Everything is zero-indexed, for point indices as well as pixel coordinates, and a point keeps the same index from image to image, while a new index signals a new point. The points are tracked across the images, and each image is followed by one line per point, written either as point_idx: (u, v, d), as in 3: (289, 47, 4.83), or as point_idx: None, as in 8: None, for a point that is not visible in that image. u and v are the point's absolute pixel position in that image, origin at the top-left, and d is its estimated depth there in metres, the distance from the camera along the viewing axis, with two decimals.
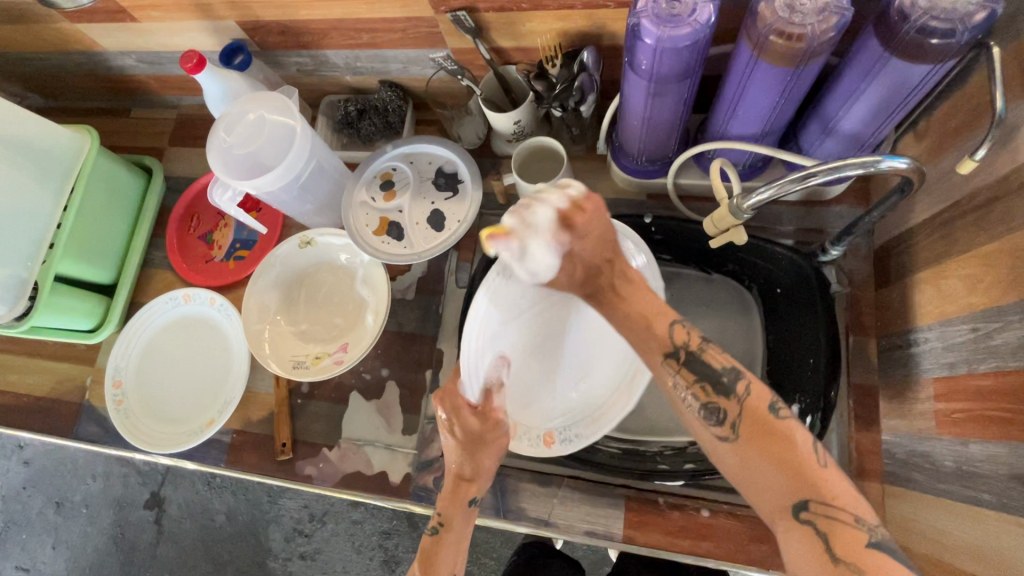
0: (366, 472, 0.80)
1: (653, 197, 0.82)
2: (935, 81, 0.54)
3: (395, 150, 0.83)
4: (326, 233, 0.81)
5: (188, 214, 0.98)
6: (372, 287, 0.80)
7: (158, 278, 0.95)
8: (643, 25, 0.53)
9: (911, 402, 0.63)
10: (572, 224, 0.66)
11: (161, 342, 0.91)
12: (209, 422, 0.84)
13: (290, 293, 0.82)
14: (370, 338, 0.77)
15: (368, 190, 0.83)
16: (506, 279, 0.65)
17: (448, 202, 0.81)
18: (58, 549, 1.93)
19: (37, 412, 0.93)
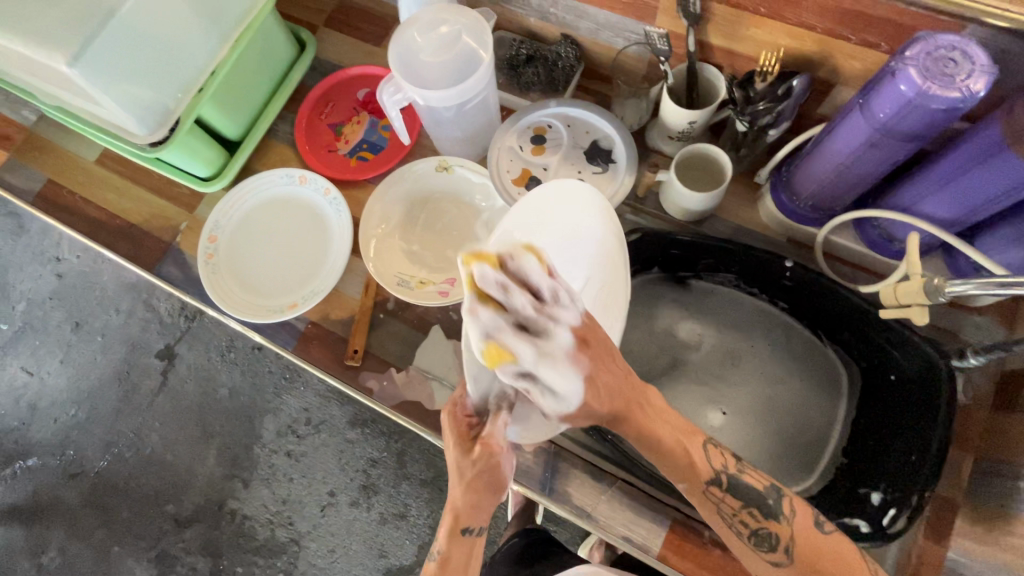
0: (426, 406, 0.80)
1: (793, 242, 0.80)
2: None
3: (559, 108, 0.82)
4: (466, 166, 0.80)
5: (325, 99, 0.97)
6: (493, 232, 0.80)
7: (277, 151, 0.95)
8: (905, 72, 0.51)
9: (998, 533, 0.61)
10: None
11: (263, 213, 0.91)
12: (290, 305, 0.85)
13: (413, 211, 0.82)
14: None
15: (519, 139, 0.81)
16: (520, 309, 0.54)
17: (594, 176, 0.79)
18: (64, 365, 1.98)
19: (125, 237, 0.94)
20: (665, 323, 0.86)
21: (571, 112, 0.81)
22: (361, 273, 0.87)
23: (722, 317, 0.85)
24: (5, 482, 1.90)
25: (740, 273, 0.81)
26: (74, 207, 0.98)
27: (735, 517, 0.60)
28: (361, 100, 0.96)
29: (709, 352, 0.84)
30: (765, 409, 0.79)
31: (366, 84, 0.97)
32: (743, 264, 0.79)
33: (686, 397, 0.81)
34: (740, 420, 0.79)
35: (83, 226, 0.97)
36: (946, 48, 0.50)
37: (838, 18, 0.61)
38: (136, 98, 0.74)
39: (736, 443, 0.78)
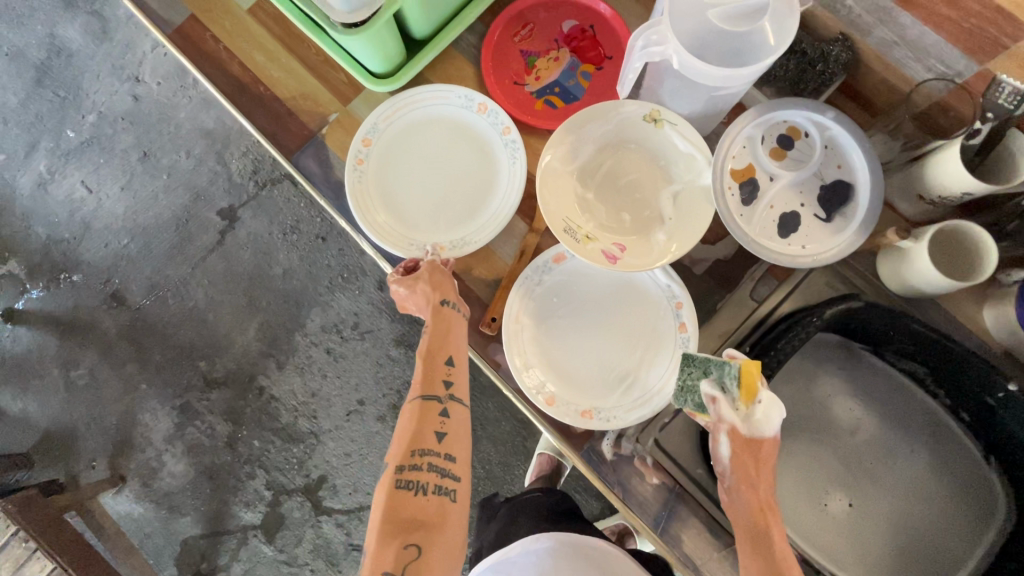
0: (562, 366, 0.74)
1: (1010, 357, 0.70)
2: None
3: (824, 123, 0.68)
4: (680, 124, 0.68)
5: (526, 19, 0.83)
6: (681, 207, 0.69)
7: (457, 65, 0.82)
8: None
9: None
10: (640, 307, 0.74)
11: (427, 129, 0.80)
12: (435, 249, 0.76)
13: (600, 155, 0.72)
14: (656, 256, 0.67)
15: (764, 131, 0.69)
16: (597, 312, 0.75)
17: (814, 217, 0.68)
18: (123, 192, 1.92)
19: (268, 111, 0.84)
20: (822, 389, 0.78)
21: (834, 135, 0.68)
22: (516, 235, 0.78)
23: (890, 405, 0.77)
24: (48, 289, 1.90)
25: (933, 370, 0.72)
26: (215, 56, 0.87)
27: None
28: (566, 33, 0.82)
29: (856, 440, 0.77)
30: (900, 520, 0.74)
31: (576, 15, 0.82)
32: (947, 365, 0.69)
33: (822, 471, 0.76)
34: (863, 517, 0.75)
35: (221, 82, 0.86)
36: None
37: None
38: None
39: (863, 544, 0.74)
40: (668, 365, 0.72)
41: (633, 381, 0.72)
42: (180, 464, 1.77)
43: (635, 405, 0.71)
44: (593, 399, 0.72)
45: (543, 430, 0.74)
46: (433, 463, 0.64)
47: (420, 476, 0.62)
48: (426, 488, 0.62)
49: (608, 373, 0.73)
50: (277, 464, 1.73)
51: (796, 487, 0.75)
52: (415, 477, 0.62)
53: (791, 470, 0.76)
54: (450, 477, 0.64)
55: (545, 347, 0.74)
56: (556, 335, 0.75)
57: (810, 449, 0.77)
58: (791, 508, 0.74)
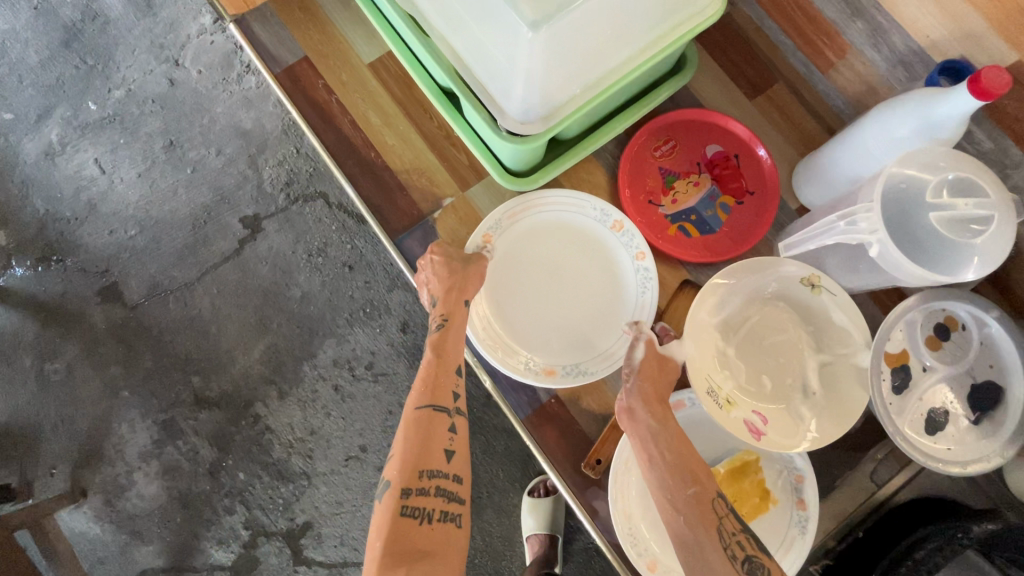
0: None
1: None
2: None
3: (990, 321, 0.65)
4: (841, 298, 0.64)
5: (669, 134, 0.78)
6: (827, 383, 0.64)
7: (590, 171, 0.77)
8: None
9: None
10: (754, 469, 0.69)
11: (552, 234, 0.74)
12: (547, 370, 0.70)
13: (747, 309, 0.67)
14: (801, 437, 0.62)
15: (923, 317, 0.65)
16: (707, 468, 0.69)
17: (964, 418, 0.64)
18: (94, 143, 1.37)
19: (376, 181, 0.77)
20: None
21: (1000, 336, 0.64)
22: None
23: None
24: (35, 270, 1.35)
25: None
26: (324, 108, 0.79)
27: (734, 537, 0.56)
28: (709, 157, 0.77)
29: None
30: None
31: (723, 140, 0.77)
32: None
33: None
34: None
35: (328, 138, 0.78)
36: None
37: None
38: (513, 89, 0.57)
39: None
40: (782, 544, 0.66)
41: None
42: (151, 488, 1.29)
43: None
44: None
45: None
46: (440, 486, 0.61)
47: (426, 503, 0.59)
48: (431, 515, 0.59)
49: None
50: (258, 501, 1.28)
51: None
52: (421, 503, 0.59)
53: None
54: (456, 501, 0.61)
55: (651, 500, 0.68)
56: None
57: None
58: None
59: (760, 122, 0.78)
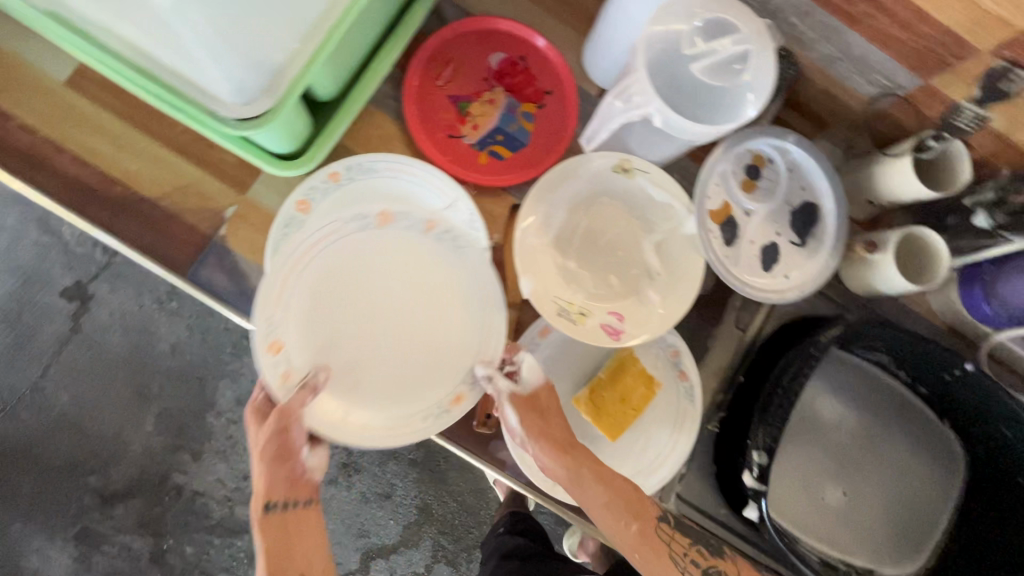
0: None
1: (954, 333, 0.77)
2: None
3: (789, 147, 0.68)
4: (652, 175, 0.63)
5: (446, 58, 0.70)
6: (666, 259, 0.65)
7: (378, 125, 0.69)
8: None
9: None
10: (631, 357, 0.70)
11: (360, 229, 0.65)
12: (455, 400, 0.65)
13: (574, 215, 0.64)
14: (657, 321, 0.62)
15: (734, 164, 0.66)
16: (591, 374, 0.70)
17: (792, 245, 0.68)
18: None
19: (136, 218, 0.64)
20: (808, 394, 0.83)
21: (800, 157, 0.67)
22: None
23: (864, 395, 0.84)
24: None
25: (898, 357, 0.77)
26: (34, 153, 0.63)
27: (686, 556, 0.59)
28: (496, 69, 0.71)
29: (841, 433, 0.83)
30: (889, 497, 0.81)
31: (504, 46, 0.71)
32: (915, 354, 0.73)
33: (816, 468, 0.82)
34: (862, 501, 0.81)
35: (57, 187, 0.64)
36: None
37: None
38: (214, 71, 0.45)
39: (865, 524, 0.80)
40: (677, 417, 0.69)
41: (648, 441, 0.69)
42: None
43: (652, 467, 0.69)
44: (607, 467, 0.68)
45: (565, 515, 0.69)
46: None
47: None
48: None
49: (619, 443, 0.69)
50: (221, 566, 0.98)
51: (797, 488, 0.81)
52: None
53: (793, 475, 0.81)
54: None
55: None
56: None
57: (804, 451, 0.81)
58: (793, 508, 0.80)
59: (535, 13, 0.72)
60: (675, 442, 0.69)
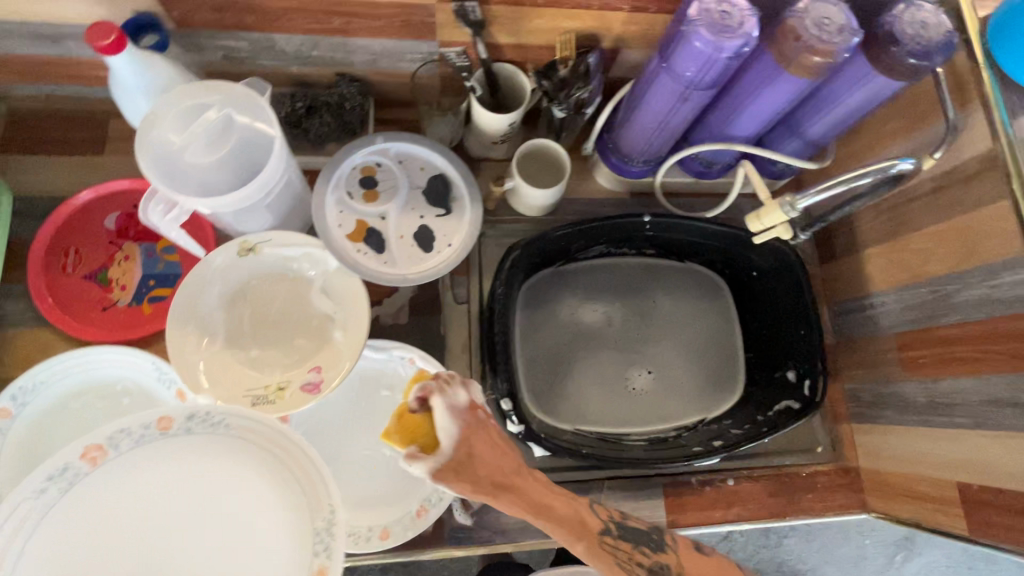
0: (369, 493, 0.70)
1: (637, 195, 0.85)
2: (864, 116, 0.72)
3: (385, 144, 0.72)
4: (275, 238, 0.66)
5: (61, 247, 0.71)
6: (335, 297, 0.68)
7: (26, 340, 0.68)
8: (697, 33, 0.55)
9: (868, 354, 0.78)
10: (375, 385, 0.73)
11: (56, 440, 0.66)
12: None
13: (234, 311, 0.66)
14: (347, 354, 0.64)
15: (346, 187, 0.71)
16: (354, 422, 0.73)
17: (440, 217, 0.73)
18: None
19: None
20: (567, 310, 0.85)
21: (399, 147, 0.73)
22: None
23: (614, 281, 0.87)
24: None
25: (609, 240, 0.83)
26: None
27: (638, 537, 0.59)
28: (114, 229, 0.73)
29: (614, 324, 0.86)
30: (684, 350, 0.86)
31: (110, 206, 0.73)
32: (609, 233, 0.80)
33: (612, 365, 0.84)
34: (670, 372, 0.85)
35: None
36: (833, 8, 0.57)
37: None
38: None
39: (679, 385, 0.84)
40: None
41: None
42: None
43: None
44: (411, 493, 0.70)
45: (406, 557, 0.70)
46: None
47: None
48: None
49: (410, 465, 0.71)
50: None
51: (606, 393, 0.82)
52: None
53: (594, 385, 0.83)
54: None
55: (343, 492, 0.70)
56: (342, 474, 0.71)
57: (591, 359, 0.84)
58: (611, 413, 0.81)
59: (125, 164, 0.75)
60: None
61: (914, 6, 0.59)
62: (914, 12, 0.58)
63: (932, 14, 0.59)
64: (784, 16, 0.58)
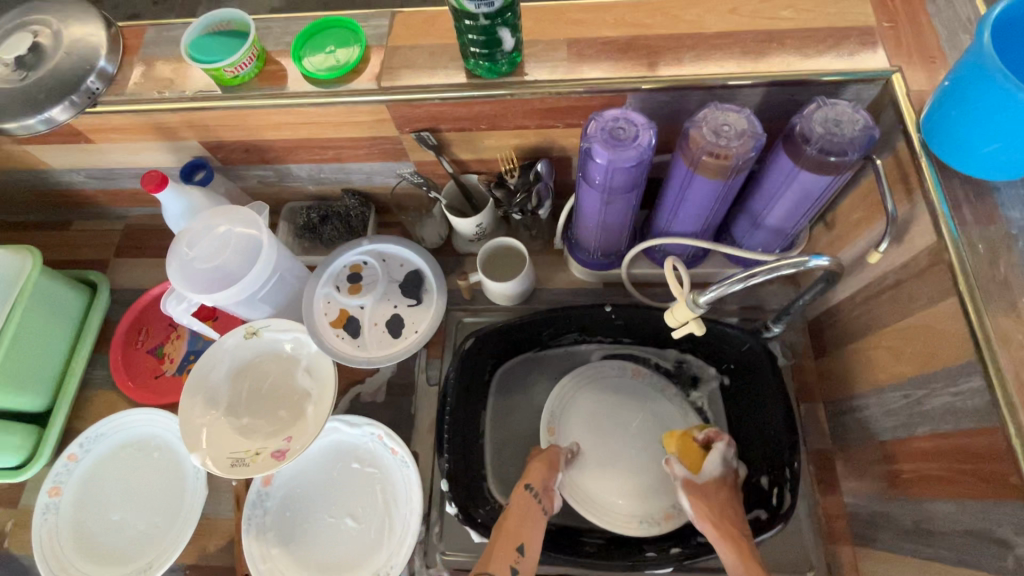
0: (326, 561, 0.76)
1: (611, 285, 0.87)
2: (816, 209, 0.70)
3: (370, 245, 0.85)
4: (273, 325, 0.81)
5: (135, 327, 0.92)
6: (316, 377, 0.80)
7: (99, 399, 0.88)
8: (594, 148, 0.61)
9: (861, 464, 0.69)
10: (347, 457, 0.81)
11: (101, 483, 0.82)
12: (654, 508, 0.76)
13: (235, 384, 0.80)
14: (314, 427, 0.75)
15: (334, 281, 0.84)
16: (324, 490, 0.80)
17: (410, 307, 0.83)
18: None
19: None
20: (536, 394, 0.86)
21: (380, 247, 0.85)
22: (228, 489, 0.82)
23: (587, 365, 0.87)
24: None
25: (579, 328, 0.84)
26: None
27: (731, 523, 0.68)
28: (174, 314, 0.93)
29: None
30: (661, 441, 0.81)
31: None
32: (574, 320, 0.82)
33: None
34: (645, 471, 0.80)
35: None
36: (734, 114, 0.60)
37: (540, 116, 0.71)
38: None
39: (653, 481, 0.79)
40: (404, 487, 0.78)
41: (392, 523, 0.77)
42: None
43: (400, 544, 0.75)
44: (364, 564, 0.75)
45: None
46: None
47: None
48: None
49: (367, 538, 0.77)
50: None
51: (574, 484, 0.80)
52: None
53: None
54: None
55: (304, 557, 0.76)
56: (306, 540, 0.77)
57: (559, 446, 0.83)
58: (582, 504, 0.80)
59: None
60: (409, 510, 0.77)
61: (826, 105, 0.59)
62: (826, 110, 0.59)
63: (847, 111, 0.58)
64: (687, 126, 0.61)
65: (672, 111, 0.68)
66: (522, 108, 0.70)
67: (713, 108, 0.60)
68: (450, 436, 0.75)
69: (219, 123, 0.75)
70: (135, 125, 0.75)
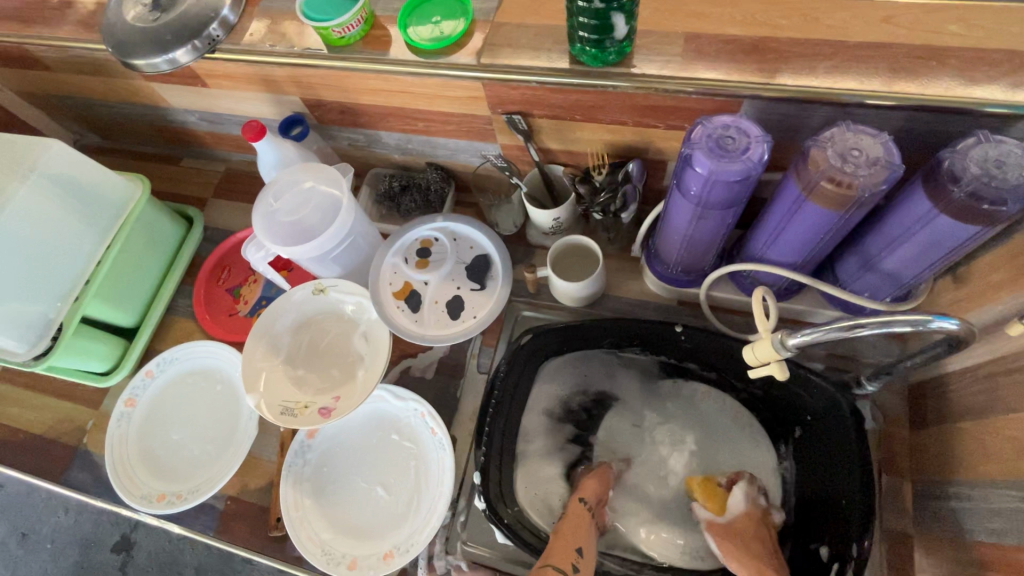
0: (351, 523, 0.77)
1: (685, 304, 0.81)
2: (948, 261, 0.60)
3: (444, 222, 0.84)
4: (340, 286, 0.83)
5: (220, 265, 0.98)
6: (371, 343, 0.81)
7: (179, 326, 0.95)
8: (696, 156, 0.55)
9: (946, 560, 0.60)
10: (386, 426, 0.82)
11: (168, 402, 0.89)
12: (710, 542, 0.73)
13: (297, 336, 0.83)
14: (361, 392, 0.76)
15: (404, 252, 0.84)
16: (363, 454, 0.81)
17: (473, 291, 0.81)
18: None
19: (28, 451, 0.90)
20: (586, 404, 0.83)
21: (453, 226, 0.84)
22: (276, 433, 0.86)
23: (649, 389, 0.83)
24: None
25: (643, 344, 0.79)
26: None
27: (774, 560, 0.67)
28: None
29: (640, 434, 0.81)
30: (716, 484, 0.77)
31: None
32: (640, 335, 0.77)
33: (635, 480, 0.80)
34: (688, 507, 0.76)
35: None
36: (868, 139, 0.52)
37: (640, 113, 0.66)
38: (15, 316, 0.76)
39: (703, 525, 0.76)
40: (437, 468, 0.78)
41: (419, 501, 0.77)
42: None
43: (424, 523, 0.75)
44: (386, 535, 0.76)
45: None
46: None
47: None
48: None
49: (394, 509, 0.77)
50: None
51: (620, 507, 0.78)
52: None
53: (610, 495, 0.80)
54: None
55: (332, 515, 0.78)
56: (337, 499, 0.79)
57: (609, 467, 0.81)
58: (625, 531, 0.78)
59: None
60: (438, 491, 0.76)
61: (987, 142, 0.50)
62: (985, 149, 0.50)
63: (1014, 152, 0.49)
64: (808, 144, 0.54)
65: (792, 125, 0.61)
66: (623, 103, 0.65)
67: (844, 128, 0.53)
68: (491, 429, 0.74)
69: (320, 82, 0.76)
70: (245, 74, 0.78)
